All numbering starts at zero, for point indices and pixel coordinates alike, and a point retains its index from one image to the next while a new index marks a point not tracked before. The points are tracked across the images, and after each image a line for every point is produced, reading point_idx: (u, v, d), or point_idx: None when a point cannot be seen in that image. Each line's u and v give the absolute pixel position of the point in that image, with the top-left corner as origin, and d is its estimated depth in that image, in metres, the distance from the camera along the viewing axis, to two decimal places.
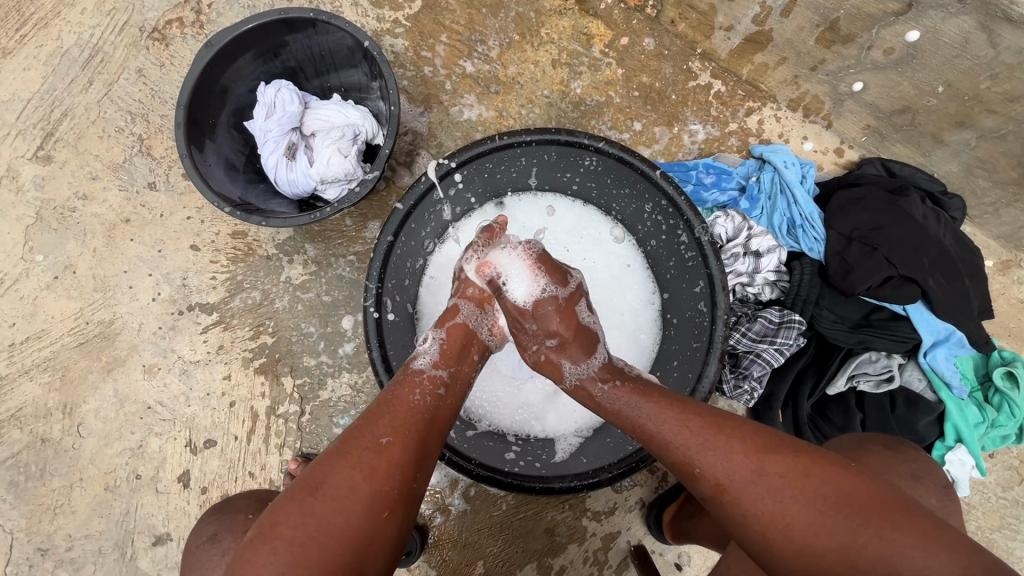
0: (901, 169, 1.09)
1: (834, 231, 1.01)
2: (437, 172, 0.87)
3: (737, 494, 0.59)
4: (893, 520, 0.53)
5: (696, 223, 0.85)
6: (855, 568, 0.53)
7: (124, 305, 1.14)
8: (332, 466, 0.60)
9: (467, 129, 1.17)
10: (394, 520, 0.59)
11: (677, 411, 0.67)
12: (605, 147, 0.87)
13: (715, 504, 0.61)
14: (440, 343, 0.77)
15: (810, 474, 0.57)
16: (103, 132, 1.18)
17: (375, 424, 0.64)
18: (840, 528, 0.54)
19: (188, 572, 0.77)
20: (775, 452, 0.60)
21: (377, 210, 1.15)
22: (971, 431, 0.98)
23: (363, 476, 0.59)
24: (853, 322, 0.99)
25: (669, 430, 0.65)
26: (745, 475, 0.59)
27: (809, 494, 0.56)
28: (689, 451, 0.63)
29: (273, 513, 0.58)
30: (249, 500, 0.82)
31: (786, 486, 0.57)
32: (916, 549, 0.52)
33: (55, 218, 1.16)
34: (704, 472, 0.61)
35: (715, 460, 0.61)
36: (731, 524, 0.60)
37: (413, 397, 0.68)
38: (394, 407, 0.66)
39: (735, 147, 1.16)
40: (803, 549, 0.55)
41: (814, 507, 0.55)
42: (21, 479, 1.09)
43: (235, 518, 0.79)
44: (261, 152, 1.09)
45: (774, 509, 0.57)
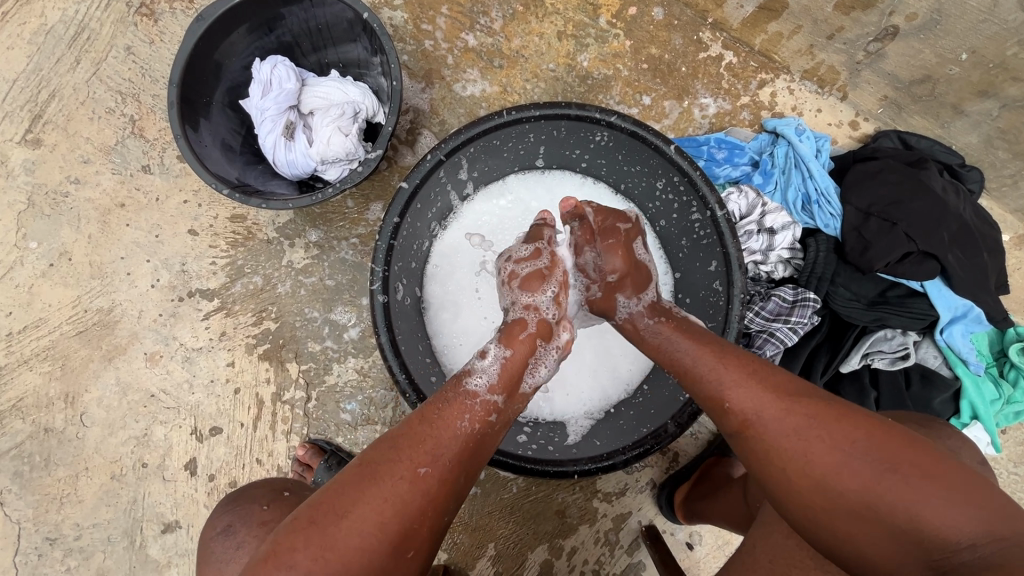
0: (918, 142, 1.06)
1: (851, 206, 0.99)
2: (443, 150, 0.83)
3: (761, 429, 0.59)
4: (921, 469, 0.51)
5: (712, 199, 0.82)
6: (874, 511, 0.51)
7: (123, 292, 1.11)
8: (363, 491, 0.57)
9: (471, 106, 1.13)
10: (416, 560, 0.58)
11: (717, 351, 0.67)
12: (617, 121, 0.84)
13: (738, 439, 0.61)
14: (502, 363, 0.73)
15: (843, 415, 0.56)
16: (93, 113, 1.14)
17: (416, 449, 0.61)
18: (863, 468, 0.52)
19: (206, 565, 0.75)
20: (806, 397, 0.59)
21: (380, 190, 1.12)
22: (988, 407, 0.97)
23: (394, 511, 0.57)
24: (868, 300, 0.97)
25: (702, 365, 0.66)
26: (771, 408, 0.59)
27: (838, 432, 0.55)
28: (721, 385, 0.63)
29: (292, 533, 0.55)
30: (263, 490, 0.81)
31: (814, 425, 0.56)
32: (939, 496, 0.49)
33: (47, 203, 1.13)
34: (734, 407, 0.61)
35: (745, 394, 0.61)
36: (754, 458, 0.59)
37: (461, 424, 0.65)
38: (436, 433, 0.63)
39: (748, 120, 1.12)
40: (823, 489, 0.54)
41: (841, 447, 0.54)
42: (26, 469, 1.08)
43: (248, 509, 0.77)
44: (258, 132, 1.05)
45: (797, 445, 0.56)
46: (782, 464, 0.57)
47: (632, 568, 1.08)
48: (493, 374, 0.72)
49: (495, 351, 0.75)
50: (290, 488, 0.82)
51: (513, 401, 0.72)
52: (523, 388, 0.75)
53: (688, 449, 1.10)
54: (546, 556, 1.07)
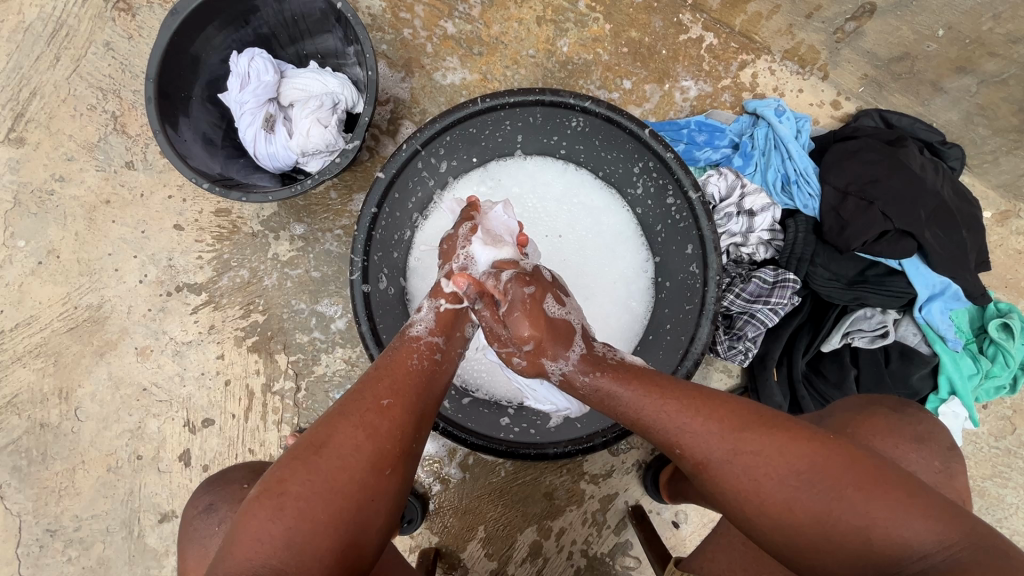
0: (899, 120, 1.06)
1: (829, 185, 0.99)
2: (418, 139, 0.84)
3: (716, 471, 0.58)
4: (873, 492, 0.52)
5: (687, 181, 0.82)
6: (833, 540, 0.52)
7: (112, 288, 1.13)
8: (336, 426, 0.59)
9: (451, 95, 1.13)
10: (396, 475, 0.59)
11: (655, 389, 0.65)
12: (591, 106, 0.84)
13: (696, 479, 0.60)
14: (438, 313, 0.76)
15: (789, 449, 0.55)
16: (75, 111, 1.14)
17: (377, 386, 0.63)
18: (816, 499, 0.53)
19: (187, 543, 0.77)
20: (752, 429, 0.58)
21: (362, 181, 1.12)
22: (966, 382, 0.98)
23: (367, 435, 0.59)
24: (848, 279, 0.98)
25: (647, 412, 0.64)
26: (721, 452, 0.58)
27: (785, 468, 0.55)
28: (669, 432, 0.61)
29: (276, 470, 0.57)
30: (244, 471, 0.82)
31: (763, 463, 0.56)
32: (895, 517, 0.50)
33: (33, 201, 1.14)
34: (686, 451, 0.60)
35: (693, 439, 0.59)
36: (713, 495, 0.59)
37: (412, 362, 0.68)
38: (392, 371, 0.66)
39: (729, 103, 1.12)
40: (780, 525, 0.54)
41: (788, 481, 0.54)
42: (24, 464, 1.10)
43: (230, 488, 0.79)
44: (238, 126, 1.05)
45: (749, 487, 0.56)
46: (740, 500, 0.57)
47: (620, 546, 1.10)
48: (432, 317, 0.75)
49: (433, 304, 0.77)
50: (268, 469, 0.84)
51: (453, 341, 0.75)
52: (461, 329, 0.77)
53: None
54: (535, 537, 1.09)
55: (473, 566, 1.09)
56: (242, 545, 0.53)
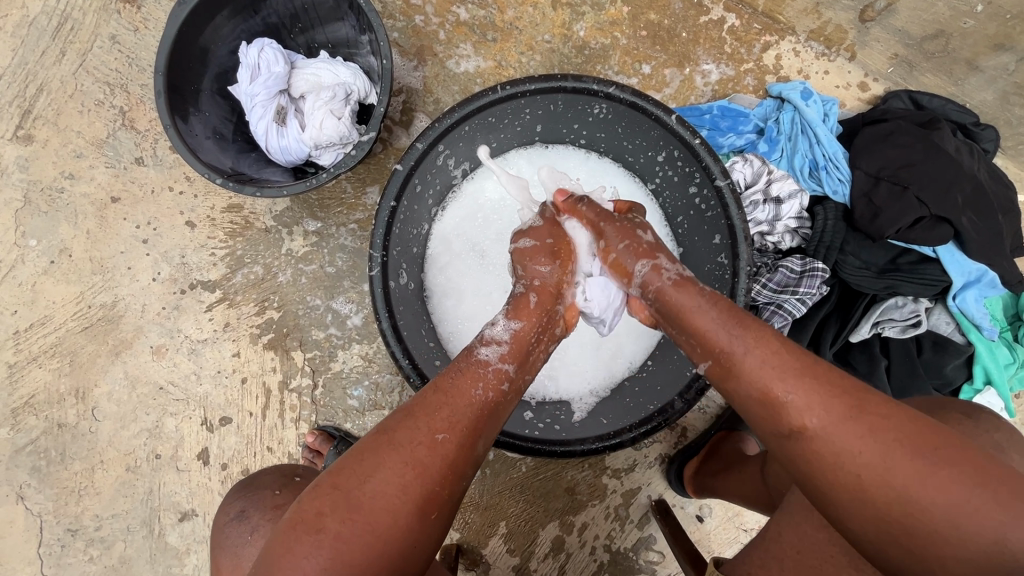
0: (930, 101, 1.02)
1: (859, 171, 0.95)
2: (436, 129, 0.81)
3: (826, 435, 0.53)
4: (1000, 486, 0.49)
5: (715, 169, 0.79)
6: (948, 528, 0.48)
7: (125, 287, 1.11)
8: (383, 458, 0.57)
9: (465, 83, 1.10)
10: (440, 519, 0.57)
11: (759, 341, 0.59)
12: (615, 92, 0.81)
13: (794, 440, 0.54)
14: (513, 335, 0.69)
15: (917, 429, 0.51)
16: (82, 107, 1.12)
17: (433, 417, 0.60)
18: (934, 484, 0.49)
19: (220, 548, 0.77)
20: (874, 404, 0.53)
21: (375, 173, 1.10)
22: (1002, 372, 0.95)
23: (415, 474, 0.56)
24: (879, 267, 0.95)
25: (750, 362, 0.58)
26: (839, 413, 0.53)
27: (914, 447, 0.50)
28: (775, 386, 0.56)
29: (317, 500, 0.55)
30: (275, 475, 0.81)
31: (873, 442, 0.51)
32: (1010, 515, 0.48)
33: (43, 200, 1.12)
34: (790, 409, 0.54)
35: (804, 396, 0.54)
36: (812, 463, 0.53)
37: (476, 391, 0.63)
38: (451, 401, 0.61)
39: (752, 86, 1.08)
40: (897, 499, 0.50)
41: (912, 464, 0.50)
42: (43, 464, 1.10)
43: (261, 494, 0.78)
44: (249, 119, 1.03)
45: (867, 455, 0.51)
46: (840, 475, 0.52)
47: (643, 541, 1.09)
48: (507, 340, 0.69)
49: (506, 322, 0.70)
50: (302, 474, 0.83)
51: (526, 369, 0.68)
52: (534, 357, 0.70)
53: (697, 423, 1.10)
54: (558, 532, 1.08)
55: (495, 562, 1.08)
56: (279, 565, 0.53)
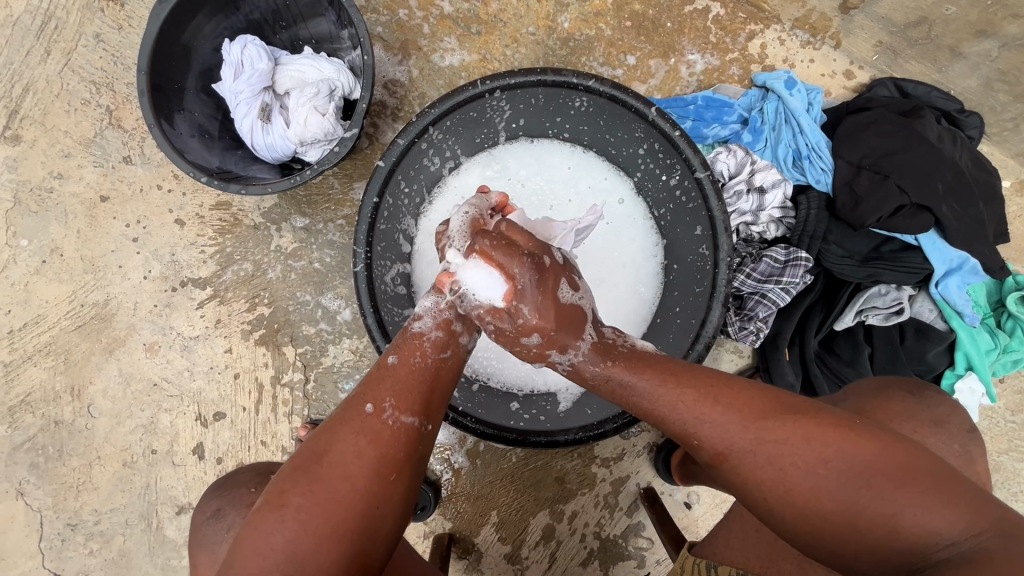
0: (915, 89, 1.02)
1: (842, 160, 0.95)
2: (418, 124, 0.81)
3: (738, 463, 0.56)
4: (895, 479, 0.51)
5: (695, 160, 0.80)
6: (863, 534, 0.51)
7: (117, 285, 1.12)
8: (337, 435, 0.59)
9: (450, 77, 1.10)
10: (402, 481, 0.59)
11: (671, 376, 0.62)
12: (595, 85, 0.81)
13: (716, 472, 0.59)
14: (439, 307, 0.69)
15: (812, 437, 0.54)
16: (69, 106, 1.12)
17: (378, 389, 0.62)
18: (842, 489, 0.52)
19: (198, 549, 0.77)
20: (774, 416, 0.56)
21: (362, 168, 1.10)
22: (983, 358, 0.96)
23: (369, 443, 0.58)
24: (862, 256, 0.96)
25: (664, 399, 0.61)
26: (744, 439, 0.56)
27: (810, 455, 0.53)
28: (687, 421, 0.59)
29: (278, 481, 0.57)
30: (249, 474, 0.82)
31: (779, 458, 0.54)
32: (918, 508, 0.50)
33: (33, 200, 1.13)
34: (704, 442, 0.58)
35: (713, 428, 0.58)
36: (737, 490, 0.57)
37: (417, 360, 0.65)
38: (394, 371, 0.64)
39: (737, 76, 1.08)
40: (806, 514, 0.53)
41: (816, 471, 0.53)
42: (41, 461, 1.11)
43: (237, 493, 0.79)
44: (234, 117, 1.03)
45: (773, 474, 0.54)
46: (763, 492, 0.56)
47: (632, 528, 1.10)
48: (437, 310, 0.69)
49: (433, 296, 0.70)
50: (276, 471, 0.83)
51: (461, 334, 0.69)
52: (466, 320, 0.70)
53: None
54: (548, 520, 1.10)
55: (486, 550, 1.10)
56: (249, 547, 0.54)
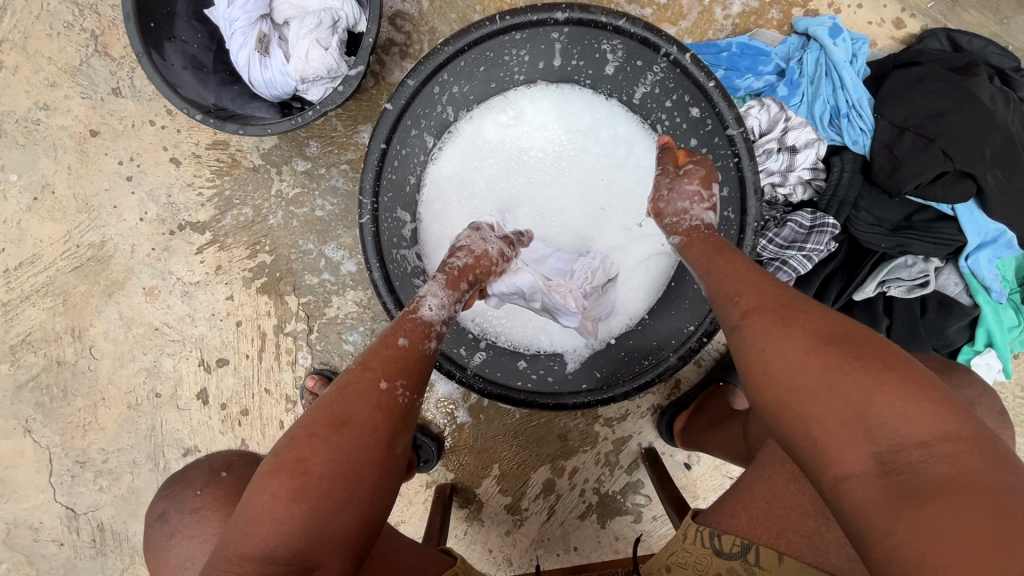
0: (969, 42, 0.94)
1: (885, 120, 0.89)
2: (429, 64, 0.74)
3: (755, 323, 0.58)
4: (892, 373, 0.49)
5: (729, 115, 0.74)
6: (830, 407, 0.50)
7: (113, 226, 1.08)
8: (353, 404, 0.58)
9: (464, 10, 1.01)
10: (403, 455, 0.60)
11: (735, 261, 0.67)
12: (626, 25, 0.73)
13: (733, 329, 0.61)
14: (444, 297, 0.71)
15: (826, 319, 0.55)
16: (51, 29, 1.04)
17: (390, 365, 0.62)
18: (831, 363, 0.51)
19: (150, 551, 0.80)
20: (806, 302, 0.58)
21: (367, 110, 1.03)
22: (1005, 335, 0.92)
23: (382, 418, 0.58)
24: (892, 224, 0.91)
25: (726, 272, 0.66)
26: (769, 304, 0.59)
27: (819, 328, 0.54)
28: (734, 286, 0.63)
29: (294, 448, 0.55)
30: (201, 470, 0.82)
31: (792, 333, 0.55)
32: (895, 401, 0.48)
33: (20, 132, 1.07)
34: (737, 303, 0.61)
35: (751, 292, 0.61)
36: (740, 352, 0.59)
37: (422, 347, 0.66)
38: (404, 354, 0.64)
39: (776, 20, 0.99)
40: (788, 374, 0.53)
41: (817, 346, 0.53)
42: (46, 400, 1.12)
43: (186, 494, 0.80)
44: (230, 48, 0.95)
45: (773, 337, 0.56)
46: (758, 355, 0.56)
47: (631, 485, 1.12)
48: (443, 296, 0.71)
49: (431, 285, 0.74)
50: (228, 467, 0.82)
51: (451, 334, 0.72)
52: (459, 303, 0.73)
53: (690, 376, 1.10)
54: (549, 475, 1.12)
55: (487, 500, 1.12)
56: (262, 517, 0.53)
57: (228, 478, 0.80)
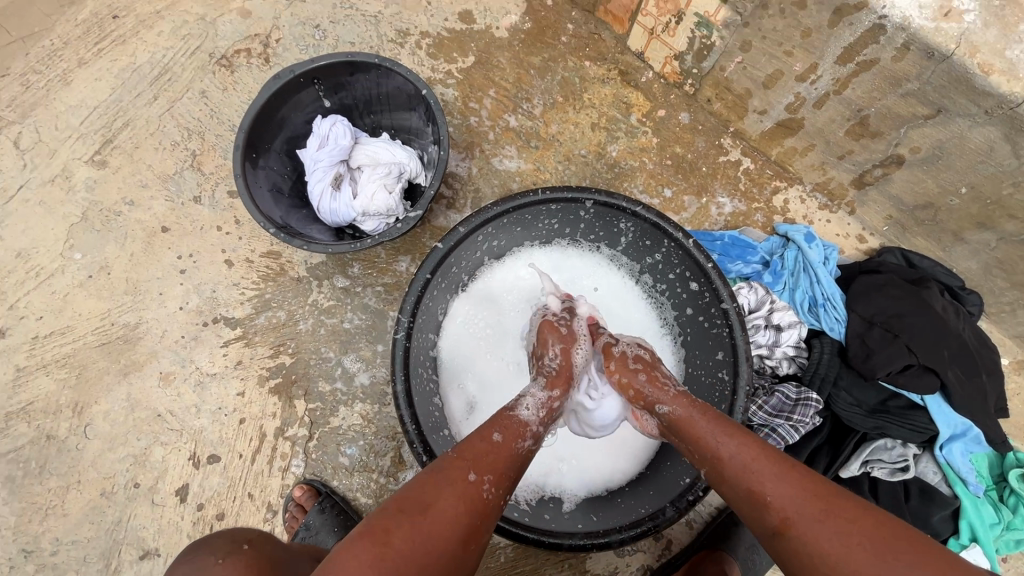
0: (921, 262, 1.13)
1: (855, 314, 1.03)
2: (478, 217, 0.90)
3: (798, 531, 0.59)
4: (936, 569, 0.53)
5: (724, 292, 0.88)
6: None
7: (152, 311, 1.16)
8: (440, 493, 0.63)
9: (505, 179, 1.22)
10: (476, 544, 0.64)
11: (728, 428, 0.69)
12: (642, 211, 0.91)
13: (775, 538, 0.60)
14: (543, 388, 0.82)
15: (860, 520, 0.57)
16: (160, 145, 1.24)
17: (479, 460, 0.68)
18: (879, 569, 0.54)
19: None
20: (828, 499, 0.60)
21: (410, 244, 1.19)
22: (987, 531, 0.97)
23: (464, 510, 0.63)
24: (870, 406, 1.00)
25: (738, 457, 0.66)
26: (810, 511, 0.59)
27: (856, 531, 0.56)
28: (752, 482, 0.64)
29: (385, 517, 0.60)
30: (225, 536, 0.75)
31: (850, 545, 0.56)
32: None
33: (99, 219, 1.20)
34: (770, 505, 0.61)
35: (782, 492, 0.61)
36: (785, 559, 0.59)
37: (517, 444, 0.73)
38: (495, 449, 0.70)
39: (760, 222, 1.20)
40: None
41: (865, 554, 0.55)
42: (19, 475, 1.08)
43: (201, 556, 0.71)
44: (308, 180, 1.13)
45: (828, 547, 0.56)
46: (812, 566, 0.57)
47: None
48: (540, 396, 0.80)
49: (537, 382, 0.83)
50: (253, 540, 0.75)
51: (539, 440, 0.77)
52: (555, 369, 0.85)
53: (681, 538, 1.09)
54: None
55: None
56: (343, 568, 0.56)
57: (251, 551, 0.73)
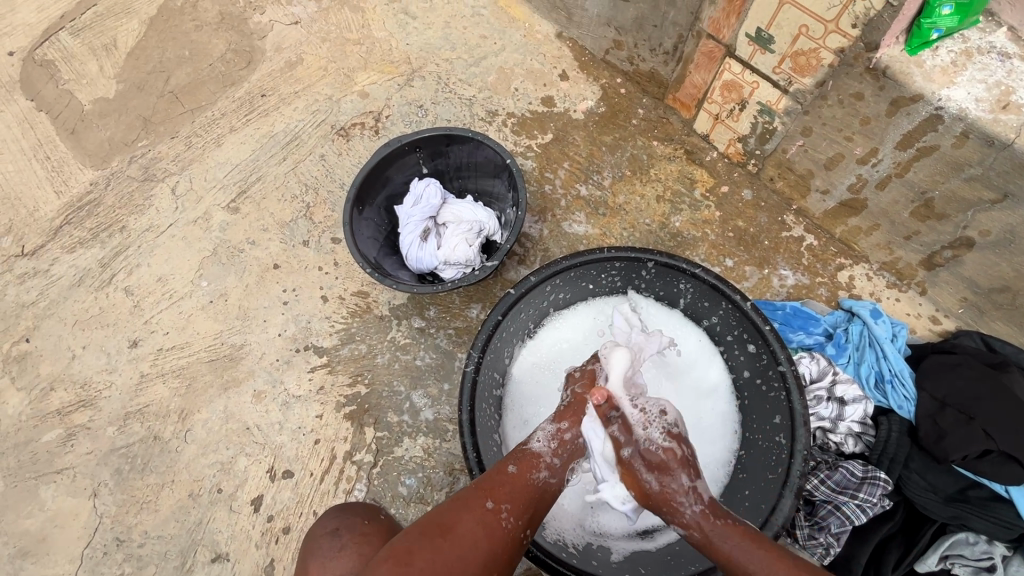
0: (1004, 346, 1.08)
1: (925, 392, 1.01)
2: (548, 269, 1.00)
3: None
4: None
5: (782, 355, 0.90)
6: None
7: (256, 335, 1.33)
8: (460, 517, 0.74)
9: (573, 241, 1.33)
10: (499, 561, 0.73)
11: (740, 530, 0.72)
12: (701, 273, 0.97)
13: None
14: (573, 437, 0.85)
15: None
16: (282, 196, 1.47)
17: (496, 489, 0.77)
18: None
19: (308, 559, 0.84)
20: None
21: (482, 294, 1.31)
22: None
23: (483, 536, 0.73)
24: (946, 494, 0.95)
25: (751, 559, 0.68)
26: None
27: None
28: None
29: (408, 539, 0.72)
30: (364, 506, 0.90)
31: None
32: None
33: (225, 254, 1.42)
34: None
35: None
36: None
37: (538, 476, 0.80)
38: (514, 479, 0.79)
39: (825, 297, 1.22)
40: None
41: None
42: (126, 468, 1.23)
43: (353, 518, 0.87)
44: (400, 231, 1.30)
45: None
46: None
47: None
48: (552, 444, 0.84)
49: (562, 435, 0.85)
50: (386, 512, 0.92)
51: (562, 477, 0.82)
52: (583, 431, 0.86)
53: None
54: None
55: None
56: None
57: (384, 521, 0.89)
